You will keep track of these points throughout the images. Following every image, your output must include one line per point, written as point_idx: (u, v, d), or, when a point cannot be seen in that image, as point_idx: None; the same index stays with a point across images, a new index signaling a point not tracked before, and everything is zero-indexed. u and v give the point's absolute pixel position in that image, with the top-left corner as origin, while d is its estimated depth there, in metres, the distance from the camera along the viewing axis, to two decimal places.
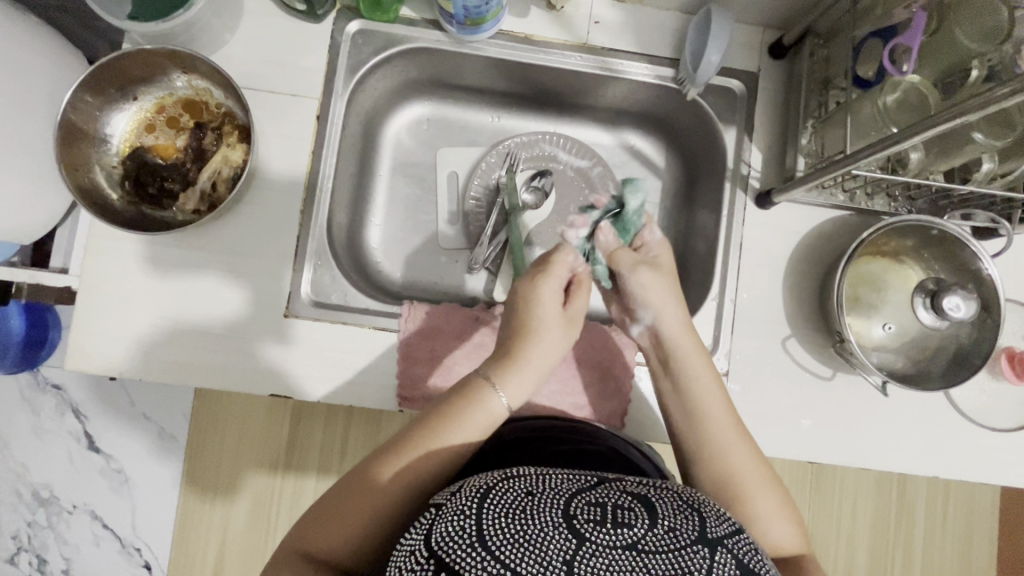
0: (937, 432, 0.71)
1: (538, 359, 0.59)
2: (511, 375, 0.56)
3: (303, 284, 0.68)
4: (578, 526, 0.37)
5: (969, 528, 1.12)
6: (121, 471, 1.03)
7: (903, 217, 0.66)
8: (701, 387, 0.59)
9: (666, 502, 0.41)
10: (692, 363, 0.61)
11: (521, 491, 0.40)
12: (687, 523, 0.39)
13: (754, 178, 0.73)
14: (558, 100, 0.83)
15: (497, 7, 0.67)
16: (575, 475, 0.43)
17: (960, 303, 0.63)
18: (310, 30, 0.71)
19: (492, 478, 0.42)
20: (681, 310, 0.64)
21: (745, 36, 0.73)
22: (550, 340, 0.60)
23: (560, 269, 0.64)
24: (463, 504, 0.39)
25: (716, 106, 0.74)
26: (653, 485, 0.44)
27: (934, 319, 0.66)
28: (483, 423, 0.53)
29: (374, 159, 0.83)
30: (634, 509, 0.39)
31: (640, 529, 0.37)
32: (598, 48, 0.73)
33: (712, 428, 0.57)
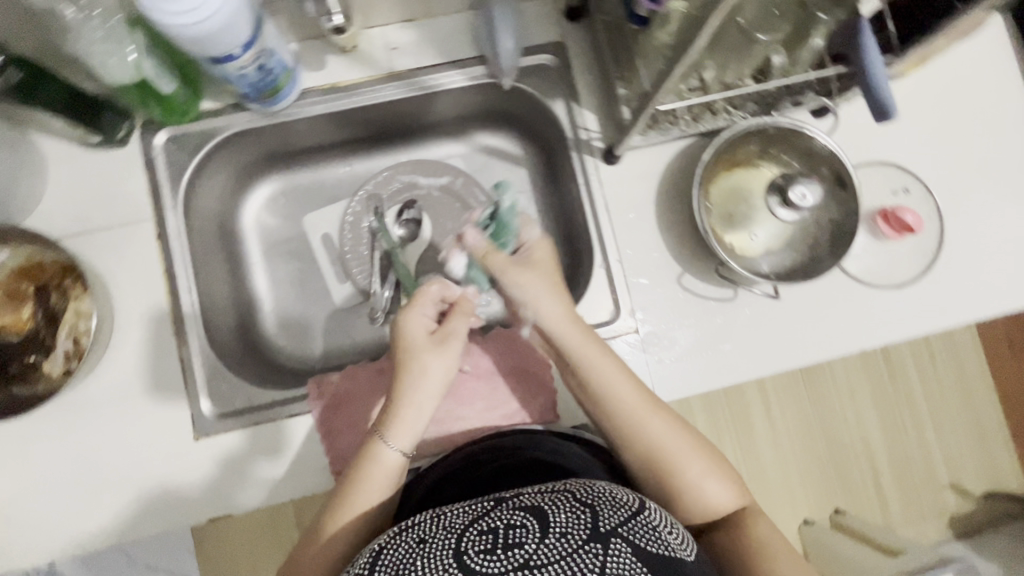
0: (848, 310, 0.73)
1: (414, 398, 0.58)
2: (397, 424, 0.58)
3: (202, 402, 0.67)
4: (473, 558, 0.42)
5: None
6: None
7: (736, 126, 0.68)
8: (607, 379, 0.60)
9: (558, 508, 0.45)
10: (592, 359, 0.61)
11: (417, 538, 0.45)
12: (578, 524, 0.44)
13: (595, 140, 0.73)
14: (397, 130, 0.83)
15: (286, 72, 0.65)
16: (473, 505, 0.48)
17: (804, 189, 0.66)
18: (119, 155, 0.69)
19: (392, 533, 0.47)
20: (568, 301, 0.64)
21: (539, 10, 0.74)
22: (418, 373, 0.59)
23: (426, 296, 0.62)
24: (365, 564, 0.44)
25: (537, 85, 0.74)
26: (550, 491, 0.48)
27: (789, 213, 0.69)
28: (386, 473, 0.57)
29: (243, 250, 0.82)
30: (526, 524, 0.44)
31: (530, 545, 0.42)
32: (404, 72, 0.73)
33: (629, 413, 0.59)
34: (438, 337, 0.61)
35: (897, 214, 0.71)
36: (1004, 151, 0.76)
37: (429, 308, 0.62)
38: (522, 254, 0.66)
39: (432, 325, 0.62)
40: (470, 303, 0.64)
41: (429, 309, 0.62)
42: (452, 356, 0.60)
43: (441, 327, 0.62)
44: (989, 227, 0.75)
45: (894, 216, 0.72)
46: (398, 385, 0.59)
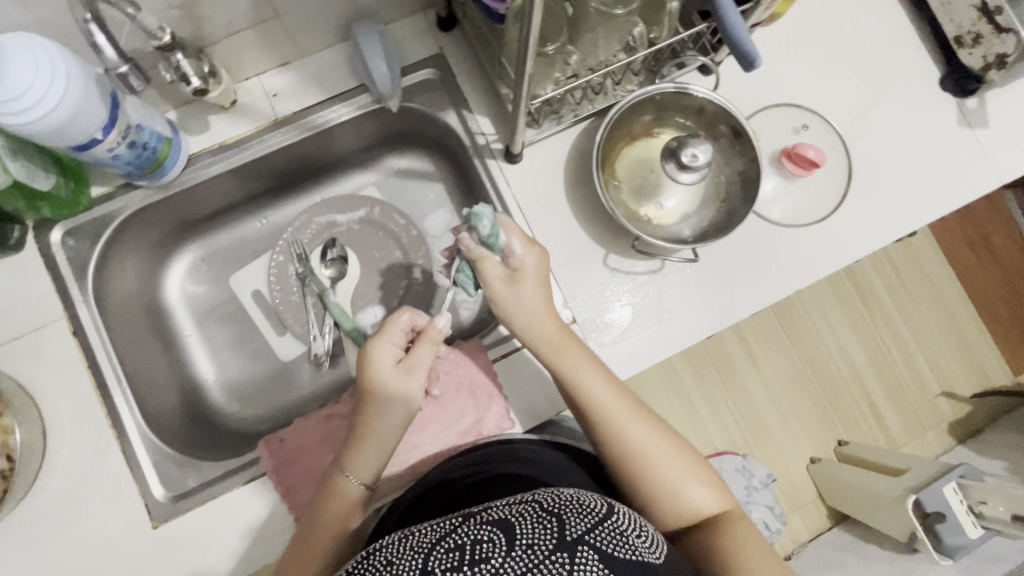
0: (772, 254, 0.74)
1: (378, 436, 0.60)
2: (359, 461, 0.59)
3: (153, 487, 0.65)
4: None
5: (925, 271, 1.43)
6: None
7: (619, 103, 0.67)
8: (588, 384, 0.61)
9: (524, 518, 0.46)
10: (573, 367, 0.62)
11: (382, 560, 0.44)
12: (545, 534, 0.44)
13: (494, 142, 0.73)
14: (303, 173, 0.82)
15: (165, 143, 0.64)
16: (440, 524, 0.47)
17: (695, 153, 0.64)
18: (15, 261, 0.67)
19: (357, 559, 0.46)
20: (548, 316, 0.64)
21: (411, 26, 0.73)
22: (381, 411, 0.59)
23: (395, 325, 0.61)
24: None
25: (426, 102, 0.74)
26: (517, 502, 0.49)
27: (689, 177, 0.66)
28: (344, 513, 0.59)
29: (174, 325, 0.81)
30: (493, 538, 0.44)
31: (499, 559, 0.43)
32: (291, 116, 0.72)
33: (610, 417, 0.61)
34: (401, 373, 0.60)
35: (799, 153, 0.73)
36: (890, 70, 0.78)
37: (395, 339, 0.61)
38: (508, 267, 0.63)
39: (398, 355, 0.61)
40: (438, 334, 0.60)
41: (397, 340, 0.61)
42: (416, 389, 0.60)
43: (404, 358, 0.61)
44: (891, 147, 0.77)
45: (798, 154, 0.73)
46: (366, 423, 0.59)
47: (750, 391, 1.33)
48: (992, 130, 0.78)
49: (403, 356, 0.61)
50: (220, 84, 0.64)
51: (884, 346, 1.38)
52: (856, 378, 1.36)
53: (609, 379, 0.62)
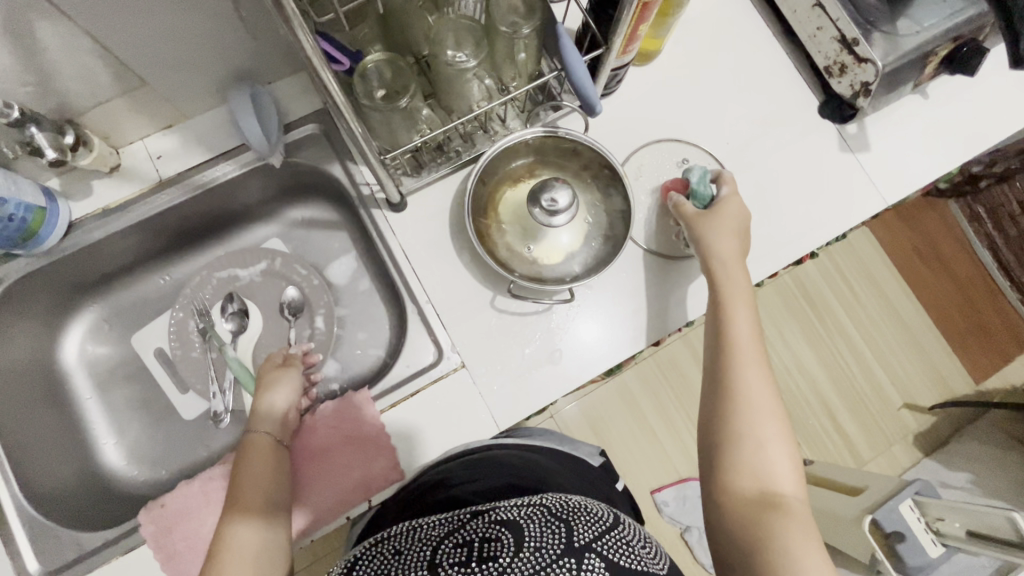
0: (661, 286, 0.74)
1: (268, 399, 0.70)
2: (261, 419, 0.67)
3: (30, 564, 0.63)
4: (446, 571, 0.48)
5: (875, 284, 1.42)
6: None
7: (487, 152, 0.68)
8: (737, 316, 0.64)
9: (532, 522, 0.53)
10: (734, 292, 0.65)
11: (394, 549, 0.53)
12: (552, 538, 0.51)
13: (378, 192, 0.74)
14: (202, 229, 0.83)
15: (37, 211, 0.65)
16: (452, 520, 0.55)
17: (553, 195, 0.66)
18: None
19: (368, 546, 0.54)
20: (736, 245, 0.67)
21: (292, 85, 0.75)
22: (266, 388, 0.71)
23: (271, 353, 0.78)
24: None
25: (312, 156, 0.76)
26: (528, 505, 0.56)
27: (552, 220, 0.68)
28: (265, 464, 0.63)
29: (72, 390, 0.80)
30: (502, 539, 0.51)
31: (506, 557, 0.49)
32: (175, 176, 0.73)
33: (741, 354, 0.61)
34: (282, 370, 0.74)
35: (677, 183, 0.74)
36: (769, 101, 0.80)
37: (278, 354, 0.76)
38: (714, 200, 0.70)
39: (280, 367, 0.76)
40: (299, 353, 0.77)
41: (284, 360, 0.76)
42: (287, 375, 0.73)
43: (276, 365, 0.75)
44: (776, 173, 0.78)
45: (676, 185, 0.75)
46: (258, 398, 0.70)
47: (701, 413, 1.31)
48: (873, 152, 0.80)
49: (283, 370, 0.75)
50: (91, 152, 0.66)
51: (837, 363, 1.37)
52: (813, 392, 1.35)
53: (755, 330, 0.63)
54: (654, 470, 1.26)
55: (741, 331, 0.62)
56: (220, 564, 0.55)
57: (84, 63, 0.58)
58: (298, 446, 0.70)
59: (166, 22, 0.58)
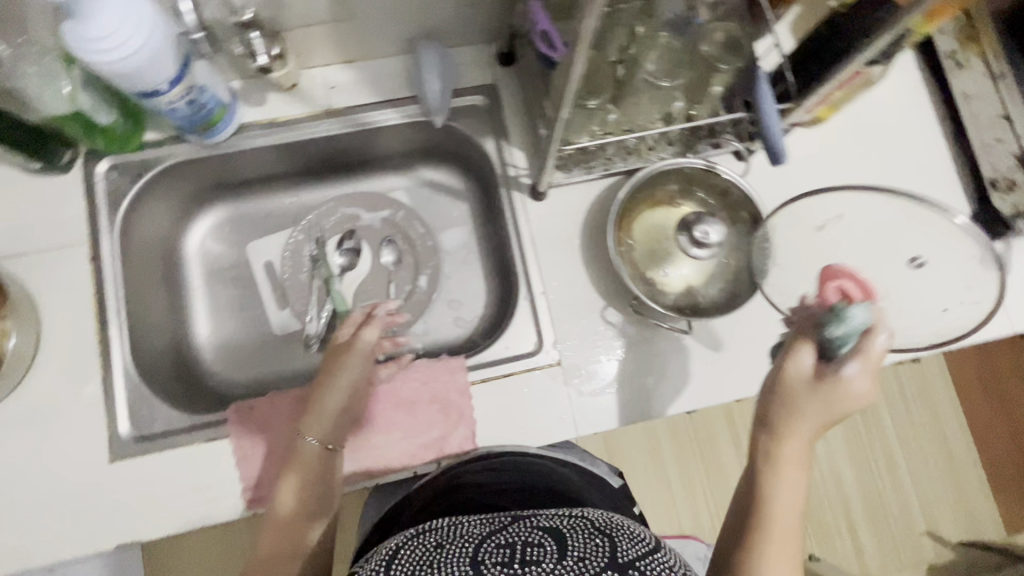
0: (767, 343, 0.73)
1: (326, 402, 0.64)
2: (316, 426, 0.64)
3: (121, 423, 0.67)
4: (488, 568, 0.49)
5: (938, 408, 1.37)
6: None
7: (650, 166, 0.70)
8: (783, 468, 0.50)
9: (577, 536, 0.53)
10: (790, 438, 0.51)
11: (433, 543, 0.54)
12: (596, 551, 0.51)
13: (523, 176, 0.76)
14: (343, 163, 0.87)
15: (222, 106, 0.69)
16: (491, 520, 0.57)
17: (709, 228, 0.69)
18: (59, 180, 0.71)
19: (409, 536, 0.56)
20: (813, 403, 0.51)
21: (471, 55, 0.78)
22: (330, 379, 0.65)
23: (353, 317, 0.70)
24: (382, 562, 0.53)
25: (469, 124, 0.78)
26: (566, 517, 0.57)
27: (699, 250, 0.71)
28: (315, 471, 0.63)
29: (184, 275, 0.84)
30: (543, 546, 0.52)
31: (550, 563, 0.49)
32: (342, 109, 0.77)
33: (772, 525, 0.49)
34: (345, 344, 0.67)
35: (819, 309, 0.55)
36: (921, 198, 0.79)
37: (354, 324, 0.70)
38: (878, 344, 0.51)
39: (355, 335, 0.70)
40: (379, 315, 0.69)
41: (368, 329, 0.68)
42: (356, 357, 0.66)
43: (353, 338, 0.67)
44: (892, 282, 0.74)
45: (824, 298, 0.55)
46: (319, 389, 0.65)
47: (729, 473, 1.28)
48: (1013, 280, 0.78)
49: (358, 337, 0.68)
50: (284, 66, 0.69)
51: (874, 472, 1.34)
52: (840, 493, 1.32)
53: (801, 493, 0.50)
54: (668, 520, 1.25)
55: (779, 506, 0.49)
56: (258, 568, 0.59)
57: None
58: (384, 390, 0.71)
59: None
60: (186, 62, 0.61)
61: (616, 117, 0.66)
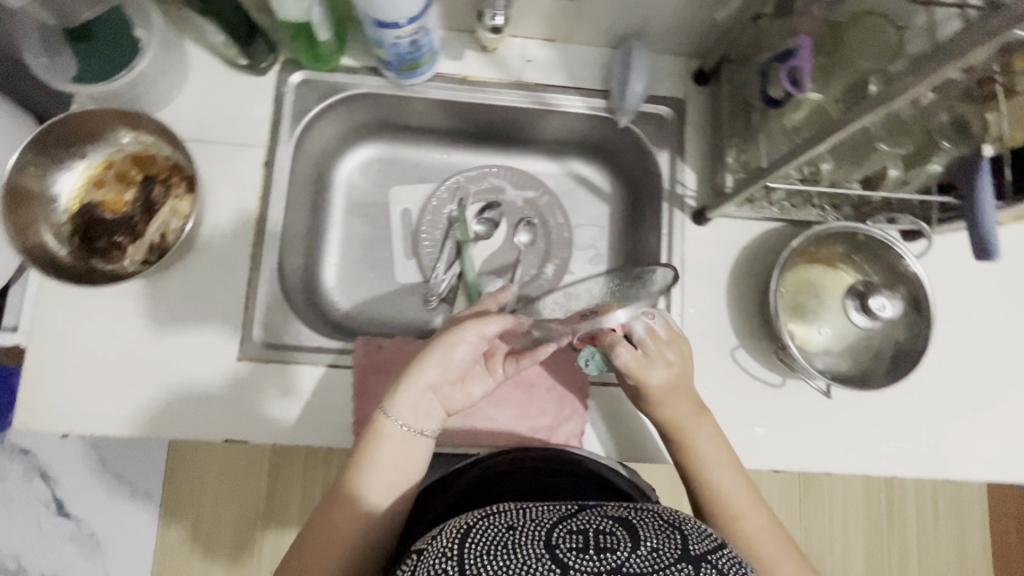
0: (888, 425, 0.71)
1: (415, 377, 0.59)
2: (398, 401, 0.59)
3: (255, 327, 0.69)
4: (564, 555, 0.41)
5: None
6: (78, 535, 0.93)
7: (829, 224, 0.68)
8: (708, 457, 0.64)
9: (648, 523, 0.46)
10: (700, 435, 0.64)
11: (502, 526, 0.45)
12: (670, 541, 0.43)
13: (689, 198, 0.76)
14: (504, 134, 0.86)
15: (431, 53, 0.70)
16: (555, 506, 0.48)
17: (886, 303, 0.66)
18: (254, 82, 0.73)
19: (472, 519, 0.47)
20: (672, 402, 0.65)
21: (669, 65, 0.77)
22: (427, 354, 0.59)
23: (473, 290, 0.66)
24: (444, 546, 0.44)
25: (648, 131, 0.77)
26: (634, 507, 0.49)
27: (866, 320, 0.69)
28: (390, 456, 0.59)
29: (328, 202, 0.84)
30: (614, 534, 0.44)
31: (623, 553, 0.42)
32: (532, 84, 0.77)
33: (718, 482, 0.63)
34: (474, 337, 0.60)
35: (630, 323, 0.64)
36: None
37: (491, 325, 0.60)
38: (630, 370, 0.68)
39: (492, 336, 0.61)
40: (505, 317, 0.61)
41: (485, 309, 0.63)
42: (463, 337, 0.59)
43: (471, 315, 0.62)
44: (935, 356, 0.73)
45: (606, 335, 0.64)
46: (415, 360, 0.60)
47: None
48: None
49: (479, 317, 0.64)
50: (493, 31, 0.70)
51: None
52: None
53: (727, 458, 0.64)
54: None
55: (718, 470, 0.63)
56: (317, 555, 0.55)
57: None
58: None
59: None
60: (429, 4, 0.61)
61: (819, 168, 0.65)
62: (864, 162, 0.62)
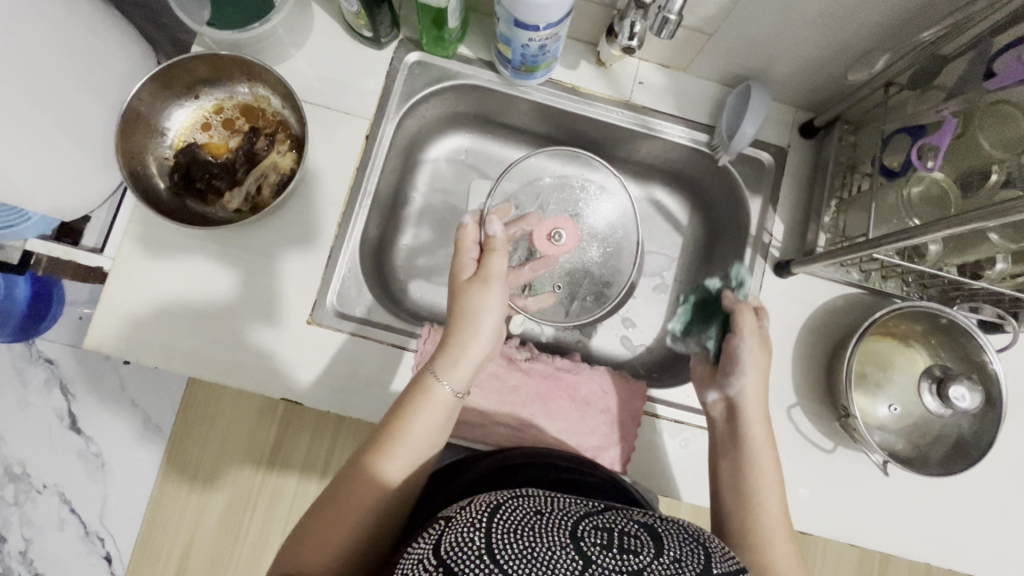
0: (935, 514, 0.70)
1: (463, 342, 0.61)
2: (451, 368, 0.60)
3: (329, 293, 0.70)
4: (588, 548, 0.42)
5: None
6: (151, 434, 1.11)
7: (915, 302, 0.67)
8: (756, 433, 0.64)
9: (672, 534, 0.46)
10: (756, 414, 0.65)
11: (530, 510, 0.45)
12: (692, 555, 0.43)
13: (775, 247, 0.75)
14: (595, 149, 0.84)
15: (551, 59, 0.70)
16: (583, 504, 0.48)
17: (965, 394, 0.64)
18: (372, 55, 0.74)
19: (502, 496, 0.47)
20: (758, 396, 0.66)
21: (778, 113, 0.77)
22: (472, 320, 0.62)
23: (467, 243, 0.68)
24: (473, 516, 0.44)
25: (745, 174, 0.77)
26: (661, 518, 0.49)
27: (939, 405, 0.67)
28: (434, 421, 0.58)
29: (411, 184, 0.84)
30: (639, 538, 0.44)
31: (646, 558, 0.42)
32: (639, 106, 0.77)
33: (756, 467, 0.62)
34: (479, 275, 0.65)
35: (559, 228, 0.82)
36: None
37: (473, 252, 0.68)
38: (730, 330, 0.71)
39: (475, 268, 0.67)
40: (500, 243, 0.67)
41: (472, 254, 0.68)
42: (493, 292, 0.64)
43: (480, 267, 0.66)
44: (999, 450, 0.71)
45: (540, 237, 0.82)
46: (456, 328, 0.62)
47: None
48: None
49: (478, 265, 0.67)
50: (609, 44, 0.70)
51: None
52: None
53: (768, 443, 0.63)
54: None
55: (764, 455, 0.62)
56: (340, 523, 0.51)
57: None
58: (565, 381, 0.75)
59: (796, 17, 0.61)
60: (569, 14, 0.61)
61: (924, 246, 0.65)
62: (971, 249, 0.62)
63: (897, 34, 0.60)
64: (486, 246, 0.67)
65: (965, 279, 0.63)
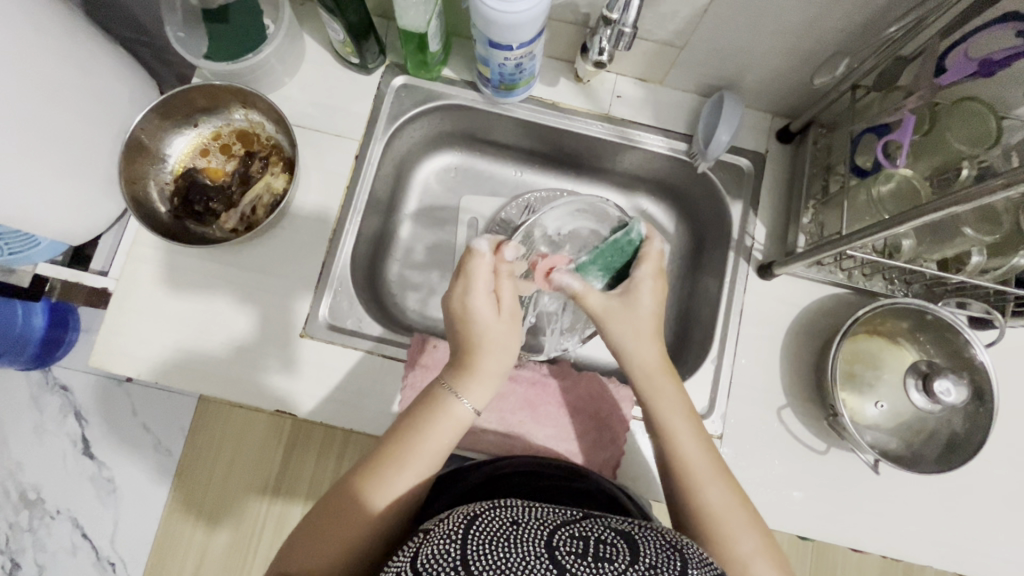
0: (934, 513, 0.69)
1: (493, 368, 0.62)
2: (477, 389, 0.61)
3: (322, 307, 0.73)
4: (563, 556, 0.42)
5: None
6: (158, 455, 1.14)
7: (896, 299, 0.66)
8: (669, 414, 0.61)
9: (649, 541, 0.46)
10: (661, 395, 0.62)
11: (507, 521, 0.46)
12: (669, 561, 0.44)
13: (757, 251, 0.76)
14: (579, 162, 0.86)
15: (529, 76, 0.73)
16: (560, 513, 0.49)
17: (950, 388, 0.63)
18: (360, 80, 0.78)
19: (480, 508, 0.48)
20: (652, 346, 0.65)
21: (754, 120, 0.79)
22: (504, 344, 0.63)
23: (480, 276, 0.63)
24: (451, 529, 0.45)
25: (724, 180, 0.78)
26: (640, 524, 0.49)
27: (927, 402, 0.66)
28: (450, 435, 0.58)
29: (402, 201, 0.87)
30: (615, 546, 0.44)
31: (621, 564, 0.42)
32: (618, 119, 0.79)
33: (667, 425, 0.61)
34: (505, 318, 0.64)
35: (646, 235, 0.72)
36: None
37: (485, 285, 0.63)
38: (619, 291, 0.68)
39: (493, 304, 0.64)
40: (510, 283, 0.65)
41: (486, 287, 0.63)
42: (519, 328, 0.66)
43: (503, 307, 0.64)
44: (1000, 445, 0.70)
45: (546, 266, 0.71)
46: (478, 357, 0.62)
47: None
48: None
49: (495, 298, 0.64)
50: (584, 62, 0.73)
51: None
52: None
53: (693, 426, 0.61)
54: None
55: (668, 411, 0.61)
56: (333, 535, 0.52)
57: (680, 9, 0.64)
58: (550, 386, 0.75)
59: (756, 29, 0.64)
60: (541, 33, 0.64)
61: (908, 243, 0.66)
62: (947, 242, 0.63)
63: (858, 38, 0.62)
64: (495, 280, 0.65)
65: (944, 273, 0.65)
